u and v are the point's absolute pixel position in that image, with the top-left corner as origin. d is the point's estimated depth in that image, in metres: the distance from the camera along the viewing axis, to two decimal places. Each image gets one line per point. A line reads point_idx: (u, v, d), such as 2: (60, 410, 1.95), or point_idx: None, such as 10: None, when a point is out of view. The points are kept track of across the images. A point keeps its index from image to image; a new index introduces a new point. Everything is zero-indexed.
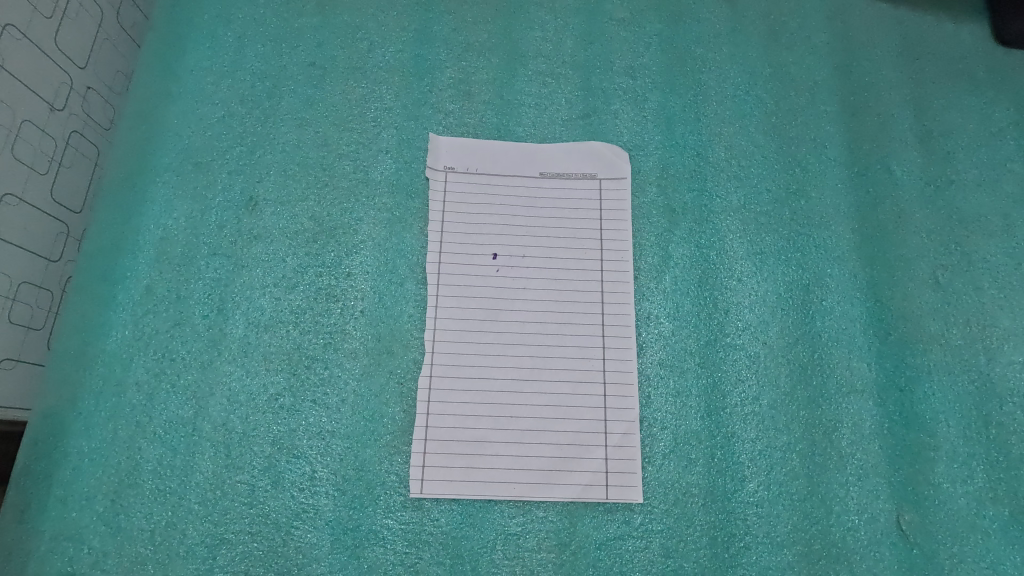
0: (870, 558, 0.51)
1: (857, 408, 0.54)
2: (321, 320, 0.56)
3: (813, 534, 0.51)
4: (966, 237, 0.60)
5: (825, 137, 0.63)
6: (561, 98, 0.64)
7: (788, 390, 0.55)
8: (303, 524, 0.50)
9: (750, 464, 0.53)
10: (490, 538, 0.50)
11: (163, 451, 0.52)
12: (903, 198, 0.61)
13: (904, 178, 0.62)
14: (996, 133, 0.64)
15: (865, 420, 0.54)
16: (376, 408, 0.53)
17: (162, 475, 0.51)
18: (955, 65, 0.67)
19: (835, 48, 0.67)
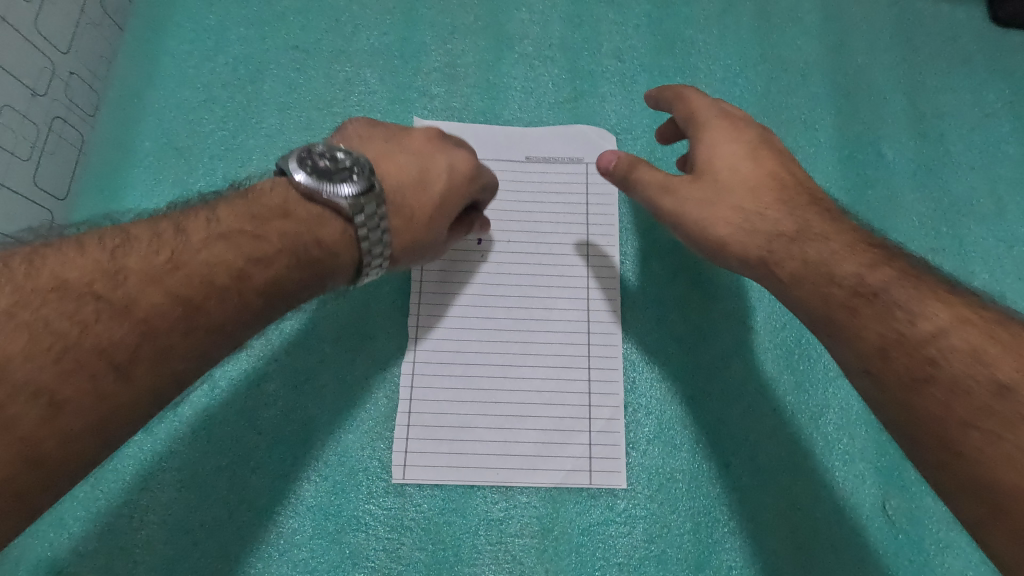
0: (861, 539, 0.51)
1: (843, 394, 0.55)
2: (308, 303, 0.55)
3: (801, 522, 0.51)
4: (959, 220, 0.60)
5: (818, 121, 0.63)
6: (546, 80, 0.64)
7: (774, 377, 0.55)
8: (288, 509, 0.50)
9: (742, 450, 0.53)
10: (474, 523, 0.50)
11: (144, 437, 0.51)
12: (894, 183, 0.61)
13: (897, 163, 0.62)
14: (988, 115, 0.64)
15: (852, 404, 0.55)
16: (360, 395, 0.53)
17: (133, 462, 0.50)
18: (951, 43, 0.66)
19: (828, 30, 0.67)
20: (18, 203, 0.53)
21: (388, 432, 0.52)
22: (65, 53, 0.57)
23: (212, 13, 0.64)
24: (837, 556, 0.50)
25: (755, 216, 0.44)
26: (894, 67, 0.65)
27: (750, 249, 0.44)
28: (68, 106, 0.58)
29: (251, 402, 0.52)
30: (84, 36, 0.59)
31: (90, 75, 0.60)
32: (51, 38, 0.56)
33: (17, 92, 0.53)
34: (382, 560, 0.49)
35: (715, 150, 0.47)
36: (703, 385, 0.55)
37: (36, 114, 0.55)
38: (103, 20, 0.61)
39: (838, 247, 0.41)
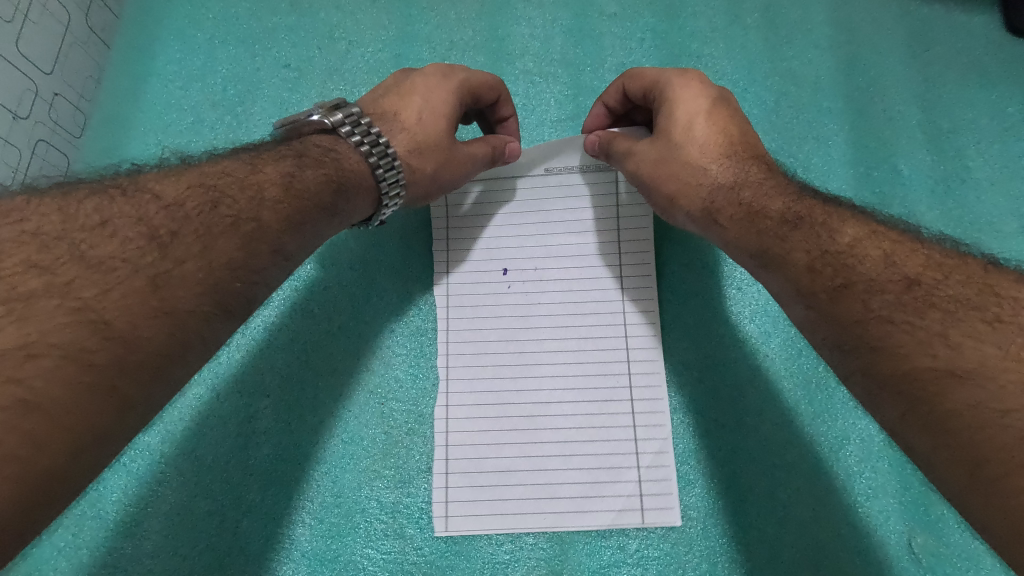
0: None
1: (862, 422, 0.51)
2: (305, 351, 0.53)
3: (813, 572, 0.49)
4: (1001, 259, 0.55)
5: (832, 138, 0.59)
6: (549, 97, 0.61)
7: (792, 405, 0.52)
8: (291, 560, 0.50)
9: (759, 484, 0.51)
10: (478, 565, 0.50)
11: (150, 505, 0.50)
12: (913, 199, 0.57)
13: (916, 190, 0.57)
14: (1006, 129, 0.58)
15: (873, 432, 0.51)
16: (356, 431, 0.52)
17: (135, 534, 0.50)
18: (965, 55, 0.60)
19: (840, 38, 0.61)
20: None
21: (384, 470, 0.51)
22: (49, 74, 0.59)
23: (198, 30, 0.63)
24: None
25: (730, 180, 0.46)
26: (906, 78, 0.60)
27: (745, 233, 0.45)
28: (51, 127, 0.59)
29: (242, 442, 0.51)
30: (68, 57, 0.60)
31: (75, 95, 0.61)
32: (34, 60, 0.57)
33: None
34: None
35: (688, 105, 0.48)
36: (717, 409, 0.52)
37: (17, 140, 0.56)
38: (90, 37, 0.62)
39: (872, 252, 0.40)
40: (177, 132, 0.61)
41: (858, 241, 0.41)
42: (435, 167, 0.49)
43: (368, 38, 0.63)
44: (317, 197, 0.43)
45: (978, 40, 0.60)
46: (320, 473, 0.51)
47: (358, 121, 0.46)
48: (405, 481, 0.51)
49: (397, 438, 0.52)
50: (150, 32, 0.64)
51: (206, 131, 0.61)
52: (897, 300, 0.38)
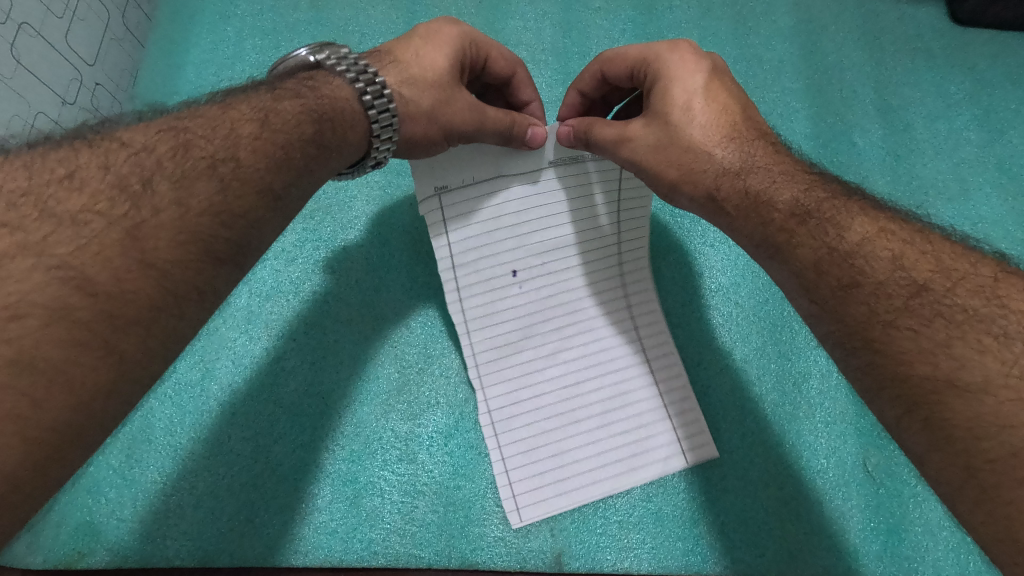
0: (837, 503, 0.51)
1: (824, 357, 0.55)
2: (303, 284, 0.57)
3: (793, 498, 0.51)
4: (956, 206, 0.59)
5: (794, 112, 0.63)
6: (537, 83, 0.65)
7: (758, 346, 0.55)
8: (305, 477, 0.51)
9: (731, 415, 0.53)
10: (481, 486, 0.51)
11: (175, 427, 0.52)
12: (866, 167, 0.61)
13: (870, 154, 0.61)
14: (950, 104, 0.63)
15: (832, 367, 0.54)
16: (369, 368, 0.54)
17: (161, 456, 0.51)
18: (914, 41, 0.66)
19: (803, 29, 0.67)
20: None
21: (398, 405, 0.53)
22: (93, 66, 0.61)
23: (228, 25, 0.67)
24: (821, 510, 0.50)
25: (735, 162, 0.43)
26: (862, 66, 0.65)
27: (755, 222, 0.42)
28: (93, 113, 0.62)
29: (272, 380, 0.53)
30: (107, 52, 0.63)
31: (113, 88, 0.64)
32: (81, 53, 0.60)
33: (48, 100, 0.57)
34: (397, 522, 0.50)
35: (687, 79, 0.45)
36: (690, 354, 0.55)
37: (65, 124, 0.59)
38: (126, 35, 0.65)
39: (881, 251, 0.38)
40: None
41: (825, 229, 0.40)
42: (434, 103, 0.45)
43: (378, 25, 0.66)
44: (299, 128, 0.40)
45: (929, 25, 0.66)
46: (341, 407, 0.53)
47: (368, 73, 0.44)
48: (417, 413, 0.53)
49: (410, 376, 0.54)
50: (179, 22, 0.67)
51: None
52: (905, 306, 0.36)
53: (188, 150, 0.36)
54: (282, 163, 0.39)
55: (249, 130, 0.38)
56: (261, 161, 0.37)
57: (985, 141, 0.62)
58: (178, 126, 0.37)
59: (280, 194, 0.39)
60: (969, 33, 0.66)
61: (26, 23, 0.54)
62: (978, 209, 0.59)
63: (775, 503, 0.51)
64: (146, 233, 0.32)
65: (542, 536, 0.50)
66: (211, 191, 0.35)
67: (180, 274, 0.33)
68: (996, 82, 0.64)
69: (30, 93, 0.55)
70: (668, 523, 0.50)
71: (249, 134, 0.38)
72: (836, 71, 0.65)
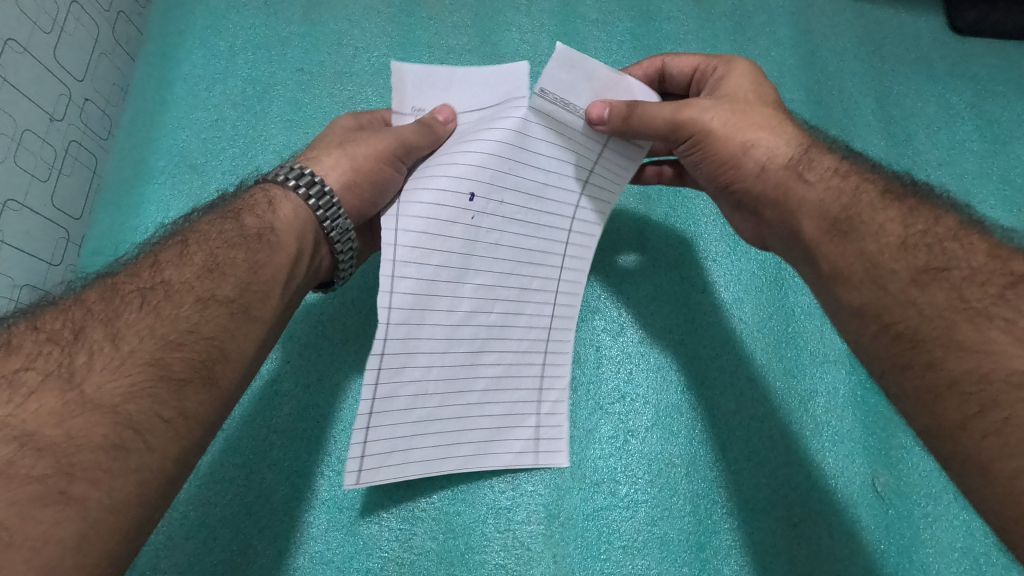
0: (850, 523, 0.49)
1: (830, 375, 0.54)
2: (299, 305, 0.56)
3: (802, 517, 0.49)
4: None
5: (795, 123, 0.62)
6: None
7: (765, 361, 0.54)
8: (299, 505, 0.49)
9: (738, 434, 0.51)
10: (482, 512, 0.49)
11: None
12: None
13: None
14: (952, 115, 0.63)
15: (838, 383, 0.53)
16: None
17: None
18: (914, 52, 0.66)
19: (800, 41, 0.66)
20: (38, 220, 0.55)
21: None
22: (81, 80, 0.59)
23: (221, 40, 0.67)
24: (832, 532, 0.49)
25: (808, 145, 0.45)
26: (860, 77, 0.64)
27: (829, 195, 0.42)
28: (83, 130, 0.59)
29: (264, 404, 0.52)
30: (97, 66, 0.61)
31: (103, 101, 0.62)
32: (68, 67, 0.58)
33: (37, 117, 0.54)
34: (395, 551, 0.48)
35: (741, 72, 0.49)
36: (693, 371, 0.54)
37: (55, 139, 0.56)
38: (116, 49, 0.64)
39: (970, 245, 0.39)
40: (203, 130, 0.63)
41: (908, 216, 0.41)
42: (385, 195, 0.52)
43: (376, 44, 0.67)
44: (224, 237, 0.43)
45: (927, 35, 0.66)
46: (337, 431, 0.52)
47: (308, 179, 0.46)
48: None
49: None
50: (173, 39, 0.67)
51: (227, 127, 0.63)
52: (1000, 294, 0.36)
53: (119, 290, 0.39)
54: (234, 243, 0.42)
55: (190, 271, 0.40)
56: (223, 256, 0.42)
57: (988, 152, 0.61)
58: (123, 289, 0.39)
59: (255, 283, 0.41)
60: (968, 43, 0.66)
61: (12, 39, 0.52)
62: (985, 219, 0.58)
63: (783, 524, 0.49)
64: (90, 375, 0.34)
65: (544, 564, 0.47)
66: (190, 296, 0.39)
67: (176, 359, 0.36)
68: (998, 90, 0.64)
69: (17, 109, 0.53)
70: (675, 548, 0.48)
71: (189, 273, 0.40)
72: (835, 81, 0.64)
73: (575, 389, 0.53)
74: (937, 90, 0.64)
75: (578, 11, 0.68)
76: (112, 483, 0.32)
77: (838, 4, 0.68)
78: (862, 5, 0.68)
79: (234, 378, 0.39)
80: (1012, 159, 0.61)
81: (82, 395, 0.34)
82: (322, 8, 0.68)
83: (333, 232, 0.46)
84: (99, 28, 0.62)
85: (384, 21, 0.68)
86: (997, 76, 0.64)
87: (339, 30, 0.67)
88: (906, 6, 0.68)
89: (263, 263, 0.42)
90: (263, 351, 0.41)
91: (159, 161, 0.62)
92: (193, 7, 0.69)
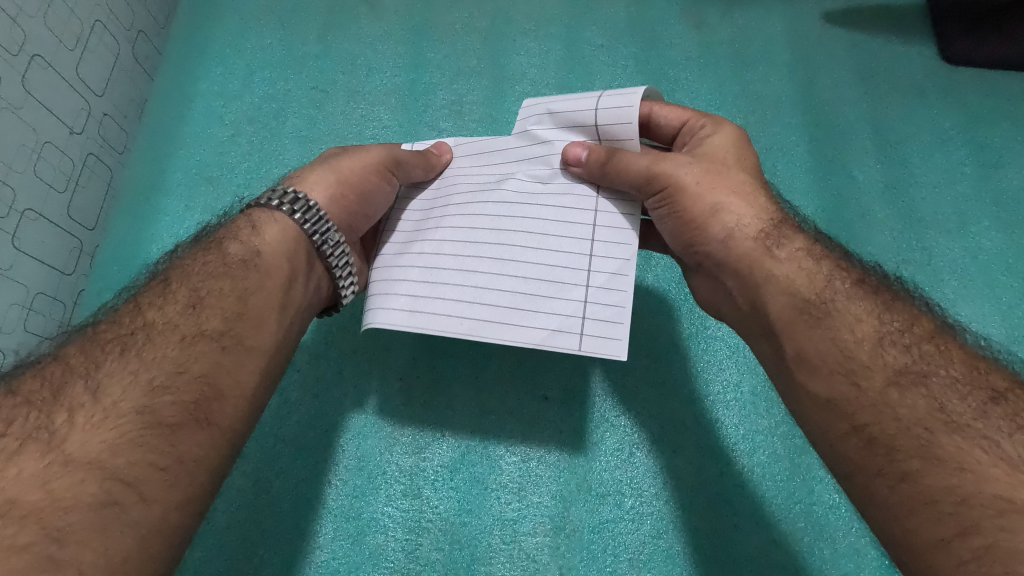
0: (852, 537, 0.50)
1: None
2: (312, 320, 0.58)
3: (805, 530, 0.50)
4: (953, 234, 0.60)
5: (793, 146, 0.64)
6: None
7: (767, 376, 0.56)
8: (309, 514, 0.50)
9: (740, 448, 0.53)
10: (487, 523, 0.50)
11: None
12: (866, 200, 0.61)
13: (867, 187, 0.62)
14: (947, 139, 0.64)
15: None
16: (373, 405, 0.54)
17: None
18: (908, 78, 0.67)
19: (799, 67, 0.68)
20: (53, 230, 0.56)
21: (403, 437, 0.53)
22: (100, 96, 0.61)
23: (238, 60, 0.69)
24: (835, 546, 0.50)
25: (780, 220, 0.43)
26: (857, 102, 0.66)
27: (802, 276, 0.41)
28: (100, 144, 0.61)
29: (273, 412, 0.54)
30: (117, 82, 0.63)
31: (121, 117, 0.64)
32: (89, 84, 0.60)
33: (58, 130, 0.56)
34: (400, 561, 0.49)
35: (720, 134, 0.46)
36: (696, 387, 0.55)
37: (73, 151, 0.58)
38: (135, 67, 0.66)
39: (957, 357, 0.37)
40: (220, 146, 0.65)
41: (885, 314, 0.39)
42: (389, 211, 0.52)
43: (386, 65, 0.69)
44: (205, 263, 0.44)
45: (922, 62, 0.68)
46: (344, 440, 0.53)
47: (299, 200, 0.46)
48: (422, 447, 0.52)
49: (414, 410, 0.54)
50: (191, 60, 0.69)
51: (242, 143, 0.65)
52: (983, 412, 0.34)
53: (98, 338, 0.39)
54: (223, 276, 0.43)
55: (176, 307, 0.41)
56: (216, 284, 0.43)
57: (981, 175, 0.62)
58: (104, 336, 0.39)
59: (244, 311, 0.42)
60: (964, 69, 0.68)
61: (38, 55, 0.54)
62: (978, 240, 0.59)
63: (786, 538, 0.50)
64: (71, 435, 0.34)
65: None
66: (176, 335, 0.40)
67: (167, 405, 0.37)
68: (994, 115, 0.65)
69: (39, 123, 0.54)
70: (680, 561, 0.49)
71: (175, 308, 0.41)
72: (833, 106, 0.66)
73: (581, 401, 0.54)
74: (935, 114, 0.65)
75: (584, 35, 0.70)
76: (103, 545, 0.32)
77: (837, 32, 0.70)
78: (859, 33, 0.70)
79: (232, 415, 0.39)
80: (1006, 180, 0.62)
81: (65, 455, 0.33)
82: (336, 31, 0.71)
83: (324, 245, 0.46)
84: (120, 47, 0.64)
85: (395, 44, 0.70)
86: (991, 101, 0.66)
87: (351, 53, 0.69)
88: (902, 34, 0.70)
89: (256, 280, 0.43)
90: (267, 380, 0.42)
91: (177, 174, 0.64)
92: (211, 28, 0.71)
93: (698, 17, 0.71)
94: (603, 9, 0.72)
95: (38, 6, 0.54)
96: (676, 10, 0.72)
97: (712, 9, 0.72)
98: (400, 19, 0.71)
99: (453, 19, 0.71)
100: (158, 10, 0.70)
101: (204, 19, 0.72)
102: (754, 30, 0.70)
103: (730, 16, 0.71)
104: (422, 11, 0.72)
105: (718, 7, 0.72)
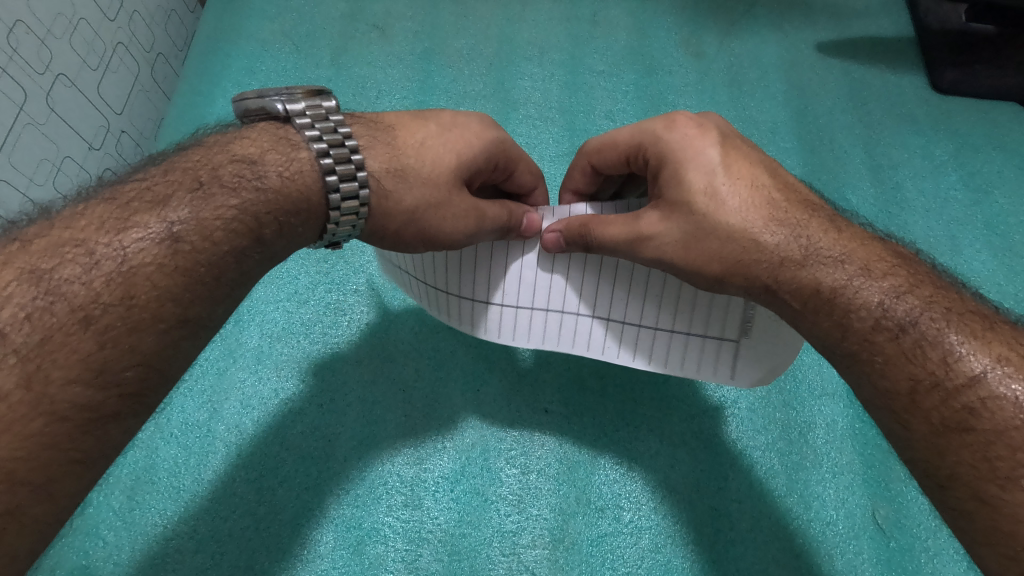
0: (848, 555, 0.51)
1: (826, 409, 0.57)
2: (320, 337, 0.60)
3: (803, 547, 0.51)
4: (948, 257, 0.60)
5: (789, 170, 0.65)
6: (545, 137, 0.67)
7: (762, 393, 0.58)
8: (307, 523, 0.51)
9: (737, 464, 0.54)
10: (486, 534, 0.51)
11: (180, 458, 0.53)
12: None
13: (862, 211, 0.63)
14: (936, 166, 0.66)
15: (836, 419, 0.57)
16: (382, 413, 0.56)
17: (177, 490, 0.52)
18: (900, 107, 0.69)
19: (792, 97, 0.70)
20: None
21: (406, 448, 0.54)
22: (119, 114, 0.64)
23: (253, 79, 0.71)
24: (833, 563, 0.50)
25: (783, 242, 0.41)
26: (851, 130, 0.68)
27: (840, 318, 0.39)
28: (116, 159, 0.64)
29: (280, 422, 0.55)
30: (135, 102, 0.66)
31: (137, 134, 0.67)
32: (109, 102, 0.62)
33: (78, 145, 0.58)
34: (399, 570, 0.49)
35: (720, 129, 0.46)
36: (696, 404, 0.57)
37: (92, 166, 0.60)
38: (154, 87, 0.69)
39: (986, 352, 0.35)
40: None
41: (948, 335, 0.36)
42: (423, 204, 0.42)
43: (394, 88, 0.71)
44: (200, 192, 0.36)
45: (912, 92, 0.70)
46: (348, 449, 0.54)
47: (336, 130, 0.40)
48: (424, 458, 0.54)
49: (417, 420, 0.55)
50: (205, 79, 0.71)
51: None
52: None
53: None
54: (236, 229, 0.36)
55: (155, 255, 0.33)
56: (211, 225, 0.35)
57: (971, 201, 0.63)
58: None
59: (224, 274, 0.36)
60: (954, 100, 0.69)
61: (63, 74, 0.56)
62: (970, 262, 0.60)
63: (785, 555, 0.51)
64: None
65: None
66: (128, 309, 0.32)
67: (110, 400, 0.31)
68: (980, 144, 0.67)
69: (61, 139, 0.57)
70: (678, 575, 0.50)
71: (153, 260, 0.33)
72: (828, 133, 0.68)
73: (581, 414, 0.56)
74: (927, 141, 0.67)
75: (585, 64, 0.72)
76: None
77: (831, 63, 0.72)
78: (852, 66, 0.72)
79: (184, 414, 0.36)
80: (995, 207, 0.63)
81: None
82: (346, 55, 0.73)
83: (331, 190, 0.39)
84: (140, 68, 0.67)
85: (403, 68, 0.72)
86: (980, 130, 0.67)
87: (360, 75, 0.71)
88: (894, 66, 0.72)
89: (272, 243, 0.38)
90: None
91: None
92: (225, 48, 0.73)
93: (696, 48, 0.74)
94: (605, 39, 0.74)
95: (67, 29, 0.56)
96: (674, 42, 0.74)
97: (710, 42, 0.74)
98: (409, 45, 0.73)
99: (460, 45, 0.73)
100: (176, 34, 0.74)
101: (220, 40, 0.74)
102: (750, 62, 0.73)
103: (726, 48, 0.74)
104: (430, 37, 0.74)
105: (716, 40, 0.74)
